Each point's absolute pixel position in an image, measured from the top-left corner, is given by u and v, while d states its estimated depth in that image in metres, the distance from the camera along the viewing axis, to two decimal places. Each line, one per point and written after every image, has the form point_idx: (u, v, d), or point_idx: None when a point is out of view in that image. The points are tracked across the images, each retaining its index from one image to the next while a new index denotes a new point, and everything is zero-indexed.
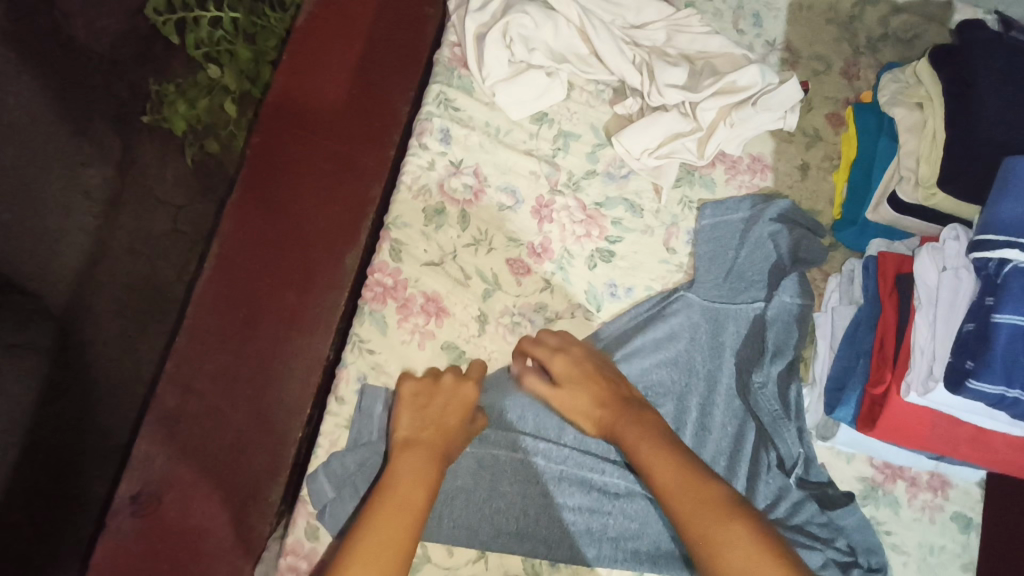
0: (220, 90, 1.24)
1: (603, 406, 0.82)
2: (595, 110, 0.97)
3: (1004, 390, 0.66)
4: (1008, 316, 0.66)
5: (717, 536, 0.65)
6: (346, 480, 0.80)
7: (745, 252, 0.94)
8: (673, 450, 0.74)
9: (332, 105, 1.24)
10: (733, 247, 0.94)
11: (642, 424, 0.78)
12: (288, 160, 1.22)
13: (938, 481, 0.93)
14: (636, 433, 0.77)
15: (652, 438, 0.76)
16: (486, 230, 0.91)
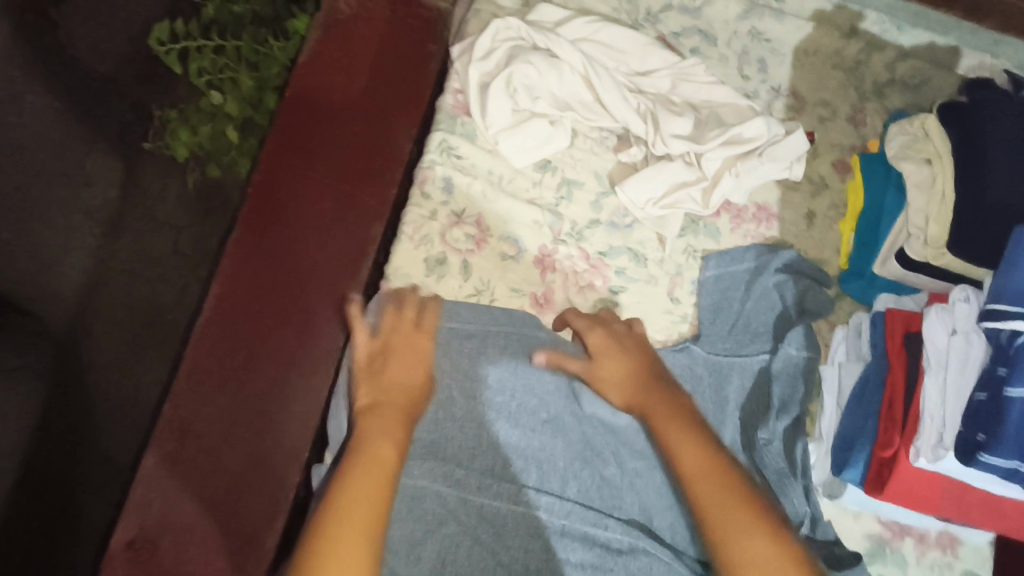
0: (222, 117, 1.24)
1: (629, 385, 0.77)
2: (599, 158, 0.96)
3: (1016, 464, 0.65)
4: (1021, 390, 0.64)
5: (731, 522, 0.59)
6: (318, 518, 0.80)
7: (752, 304, 0.92)
8: (704, 441, 0.66)
9: (334, 141, 1.22)
10: (739, 298, 0.92)
11: (672, 405, 0.72)
12: (290, 197, 1.19)
13: (947, 539, 0.91)
14: (664, 415, 0.71)
15: (673, 416, 0.70)
16: (488, 280, 0.90)
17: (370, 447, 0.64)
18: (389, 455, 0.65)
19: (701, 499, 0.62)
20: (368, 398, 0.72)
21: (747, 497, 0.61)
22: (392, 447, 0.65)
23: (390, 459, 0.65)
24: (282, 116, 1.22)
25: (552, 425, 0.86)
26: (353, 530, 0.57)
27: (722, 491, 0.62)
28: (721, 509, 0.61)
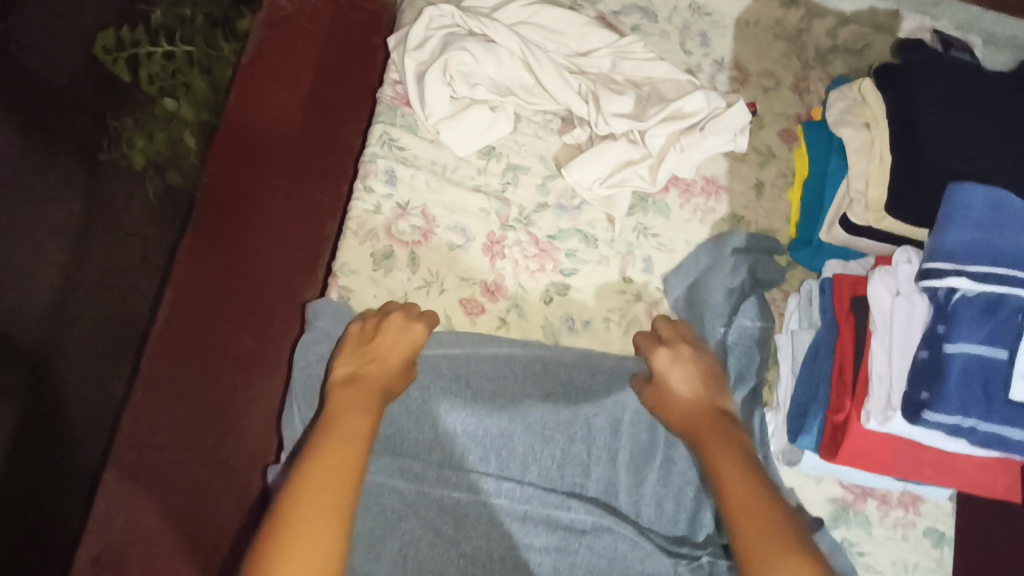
0: (178, 122, 1.17)
1: (694, 411, 0.80)
2: (545, 141, 0.96)
3: (961, 419, 0.65)
4: (960, 346, 0.64)
5: (767, 555, 0.62)
6: None
7: (721, 273, 0.91)
8: (752, 477, 0.70)
9: (283, 142, 1.22)
10: (716, 268, 0.92)
11: (727, 438, 0.76)
12: (243, 207, 1.19)
13: (909, 497, 0.93)
14: (717, 447, 0.75)
15: (732, 456, 0.73)
16: (437, 271, 0.89)
17: (344, 419, 0.70)
18: (361, 428, 0.70)
19: (743, 526, 0.65)
20: (349, 371, 0.77)
21: (785, 540, 0.63)
22: (364, 421, 0.70)
23: (363, 430, 0.70)
24: (229, 120, 1.22)
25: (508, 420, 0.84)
26: (317, 512, 0.60)
27: (759, 514, 0.66)
28: (756, 537, 0.64)
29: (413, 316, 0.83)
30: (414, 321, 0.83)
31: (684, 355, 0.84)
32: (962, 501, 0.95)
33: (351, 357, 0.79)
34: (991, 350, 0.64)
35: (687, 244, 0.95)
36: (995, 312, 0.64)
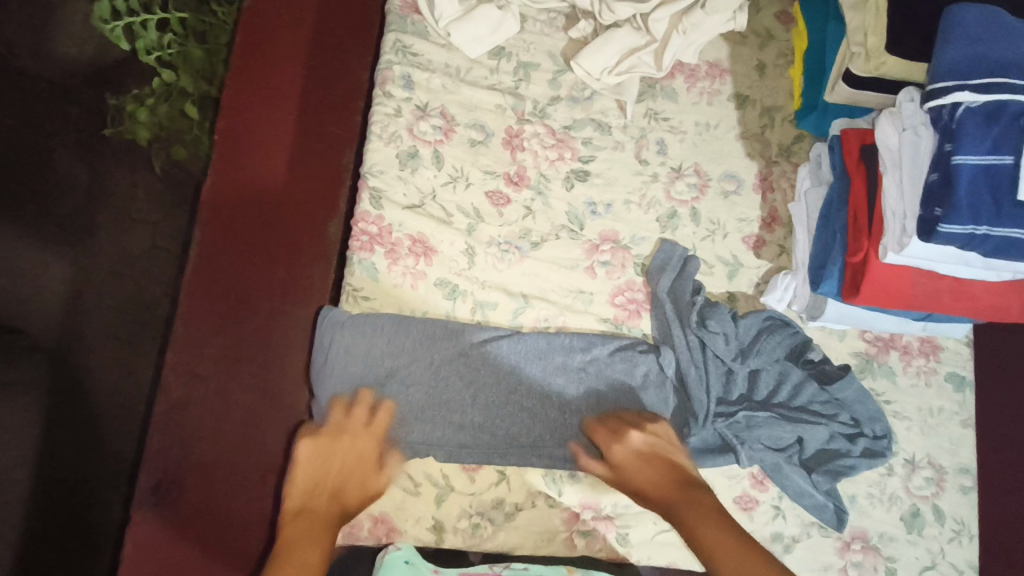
0: (179, 94, 1.12)
1: (664, 487, 0.78)
2: (551, 38, 0.98)
3: (973, 229, 0.69)
4: (967, 157, 0.68)
5: None
6: None
7: (683, 299, 0.89)
8: (737, 536, 0.71)
9: (301, 55, 1.14)
10: (673, 323, 0.89)
11: (705, 507, 0.75)
12: (265, 123, 1.10)
13: (929, 346, 0.97)
14: (695, 517, 0.74)
15: (712, 518, 0.73)
16: (461, 167, 0.92)
17: (295, 552, 0.69)
18: (314, 556, 0.69)
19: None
20: (298, 504, 0.76)
21: None
22: (317, 553, 0.69)
23: (316, 558, 0.69)
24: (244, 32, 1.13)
25: (548, 337, 0.87)
26: None
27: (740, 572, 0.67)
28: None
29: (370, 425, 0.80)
30: (368, 436, 0.80)
31: (634, 440, 0.80)
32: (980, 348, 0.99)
33: (303, 483, 0.77)
34: (997, 156, 0.68)
35: (697, 125, 0.98)
36: (997, 120, 0.68)
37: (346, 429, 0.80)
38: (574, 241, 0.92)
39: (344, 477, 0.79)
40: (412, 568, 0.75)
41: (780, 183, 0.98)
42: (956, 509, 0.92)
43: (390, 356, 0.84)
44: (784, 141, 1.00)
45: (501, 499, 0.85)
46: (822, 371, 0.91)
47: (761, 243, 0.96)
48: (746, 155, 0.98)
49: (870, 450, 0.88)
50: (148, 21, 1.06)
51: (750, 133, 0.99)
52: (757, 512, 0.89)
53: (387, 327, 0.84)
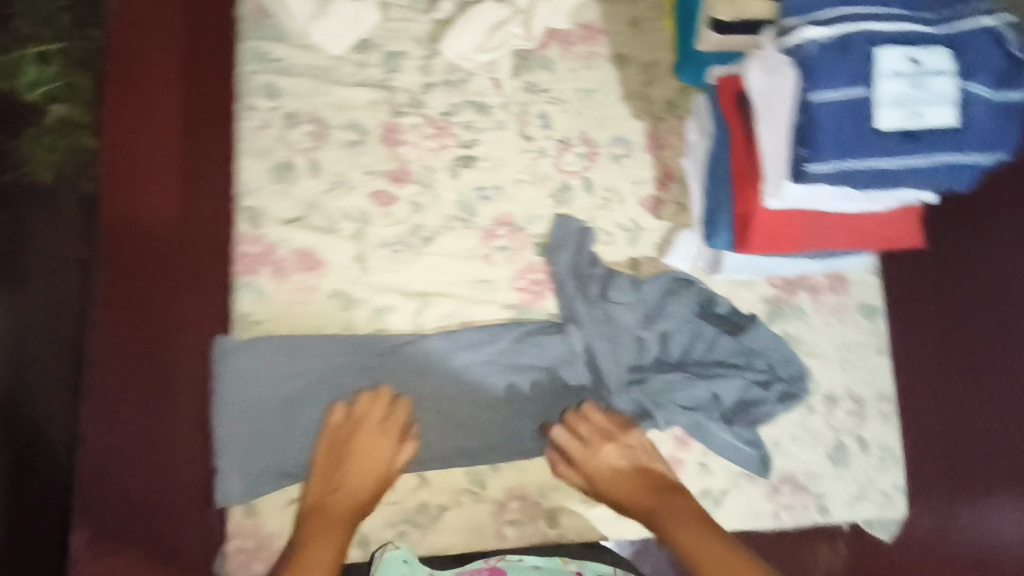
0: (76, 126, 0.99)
1: (634, 496, 0.80)
2: (416, 23, 0.94)
3: (839, 164, 0.68)
4: (824, 94, 0.66)
5: None
6: (256, 474, 0.79)
7: (580, 270, 0.89)
8: (709, 539, 0.71)
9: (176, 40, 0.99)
10: (573, 298, 0.88)
11: (683, 512, 0.76)
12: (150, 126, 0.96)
13: (837, 282, 0.96)
14: (674, 521, 0.75)
15: (689, 523, 0.74)
16: (340, 172, 0.88)
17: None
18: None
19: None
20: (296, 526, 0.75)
21: None
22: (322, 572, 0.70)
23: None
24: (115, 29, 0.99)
25: (449, 335, 0.86)
26: None
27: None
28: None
29: (387, 419, 0.81)
30: (384, 435, 0.79)
31: (610, 451, 0.82)
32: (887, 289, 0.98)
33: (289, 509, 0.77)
34: (854, 89, 0.66)
35: (578, 92, 0.96)
36: (849, 52, 0.66)
37: (370, 415, 0.80)
38: (468, 229, 0.89)
39: (362, 465, 0.79)
40: (411, 566, 0.76)
41: (669, 138, 0.97)
42: (878, 436, 0.93)
43: (288, 377, 0.82)
44: (668, 96, 0.98)
45: (425, 502, 0.84)
46: (731, 323, 0.91)
47: (658, 204, 0.94)
48: (631, 116, 0.97)
49: (785, 394, 0.89)
50: (23, 57, 0.99)
51: (631, 93, 0.97)
52: (685, 473, 0.89)
53: (281, 352, 0.82)
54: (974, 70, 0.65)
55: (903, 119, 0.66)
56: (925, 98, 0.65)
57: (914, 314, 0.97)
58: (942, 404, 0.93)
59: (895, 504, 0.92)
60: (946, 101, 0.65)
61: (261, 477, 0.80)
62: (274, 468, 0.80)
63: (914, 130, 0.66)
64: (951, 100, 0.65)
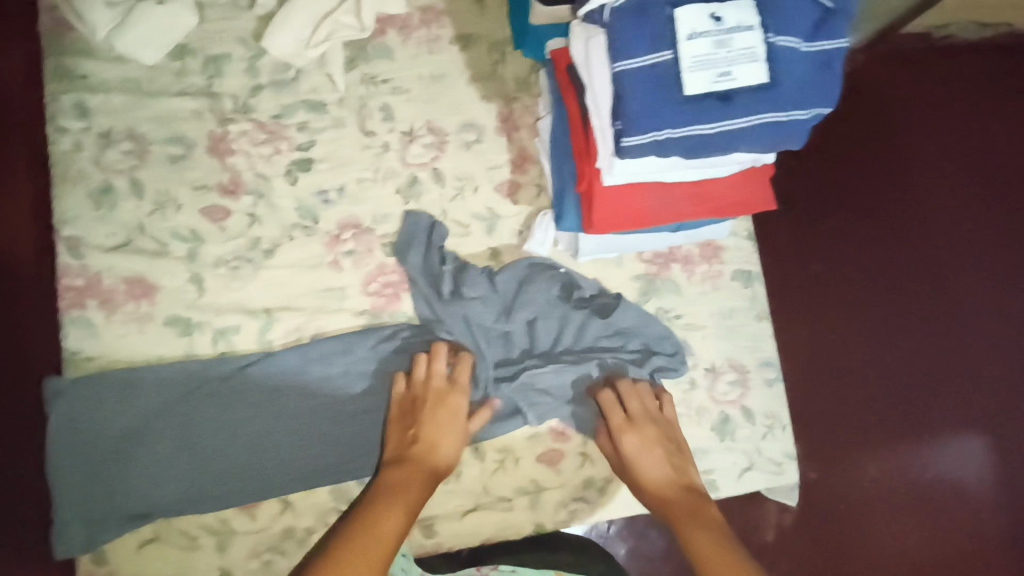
0: None
1: (669, 489, 0.80)
2: (237, 21, 0.88)
3: (656, 135, 0.63)
4: (627, 62, 0.62)
5: None
6: (97, 521, 0.74)
7: (430, 267, 0.84)
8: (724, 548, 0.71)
9: None
10: (425, 298, 0.84)
11: (704, 519, 0.76)
12: None
13: (711, 250, 0.93)
14: (690, 524, 0.75)
15: (708, 530, 0.74)
16: (166, 190, 0.83)
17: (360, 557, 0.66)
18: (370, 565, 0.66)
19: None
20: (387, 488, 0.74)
21: None
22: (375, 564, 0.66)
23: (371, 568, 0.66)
24: None
25: (297, 351, 0.81)
26: None
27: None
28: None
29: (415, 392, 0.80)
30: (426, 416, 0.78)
31: (648, 429, 0.82)
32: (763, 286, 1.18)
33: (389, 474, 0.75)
34: (658, 53, 0.61)
35: (421, 79, 0.90)
36: (646, 14, 0.61)
37: (422, 394, 0.80)
38: (310, 237, 0.85)
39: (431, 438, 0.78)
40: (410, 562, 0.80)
41: (524, 119, 0.91)
42: (766, 404, 0.91)
43: (127, 412, 0.77)
44: (520, 74, 0.92)
45: (291, 527, 0.80)
46: (593, 301, 0.87)
47: (516, 188, 0.90)
48: (482, 99, 0.91)
49: (671, 364, 0.86)
50: None
51: (482, 75, 0.91)
52: (565, 464, 0.86)
53: (114, 388, 0.77)
54: (781, 22, 0.61)
55: (711, 81, 0.62)
56: (730, 56, 0.61)
57: (783, 308, 1.18)
58: (820, 389, 1.15)
59: (786, 473, 0.90)
60: (752, 58, 0.61)
61: (103, 523, 0.75)
62: (118, 512, 0.75)
63: (727, 92, 0.62)
64: (757, 56, 0.61)
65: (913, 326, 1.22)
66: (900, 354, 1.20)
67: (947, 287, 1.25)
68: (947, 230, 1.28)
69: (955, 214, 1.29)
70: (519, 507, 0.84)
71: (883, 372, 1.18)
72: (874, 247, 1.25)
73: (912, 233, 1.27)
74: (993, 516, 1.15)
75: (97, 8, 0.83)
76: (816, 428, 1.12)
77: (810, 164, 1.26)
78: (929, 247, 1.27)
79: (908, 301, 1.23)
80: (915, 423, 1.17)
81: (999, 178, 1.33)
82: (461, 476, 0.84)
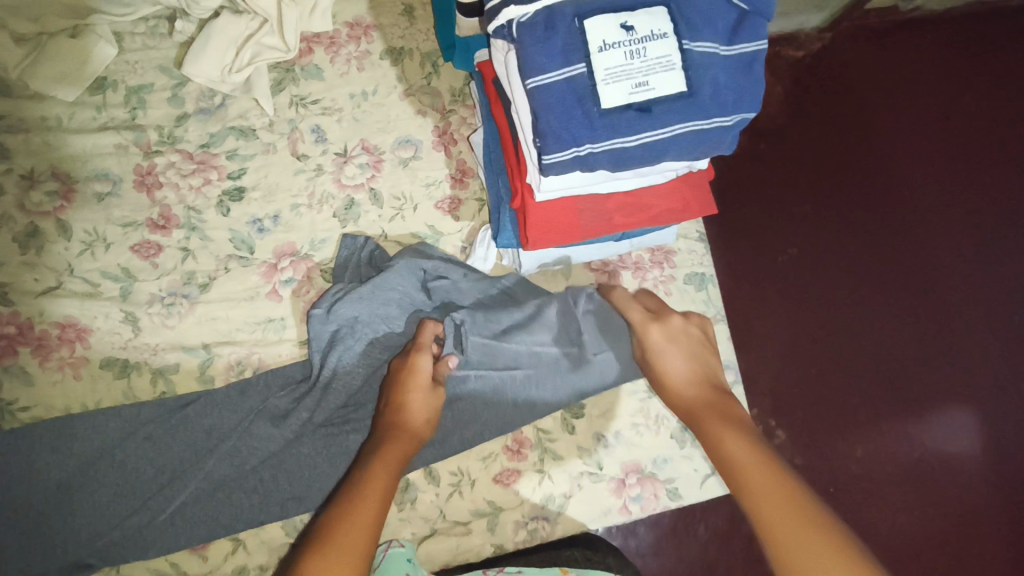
0: None
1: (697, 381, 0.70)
2: (159, 50, 0.86)
3: (576, 150, 0.61)
4: (538, 79, 0.59)
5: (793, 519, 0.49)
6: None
7: (388, 280, 0.79)
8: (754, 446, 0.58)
9: None
10: (366, 310, 0.79)
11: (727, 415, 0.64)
12: None
13: (661, 255, 0.92)
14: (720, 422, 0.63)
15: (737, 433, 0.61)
16: (95, 229, 0.81)
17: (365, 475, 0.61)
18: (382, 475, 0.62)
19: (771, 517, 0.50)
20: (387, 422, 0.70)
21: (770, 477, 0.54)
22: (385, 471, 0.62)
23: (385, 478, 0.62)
24: None
25: (240, 383, 0.80)
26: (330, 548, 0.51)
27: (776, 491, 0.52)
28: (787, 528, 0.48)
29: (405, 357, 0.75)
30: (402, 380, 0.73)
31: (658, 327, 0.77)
32: (721, 279, 1.15)
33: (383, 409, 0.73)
34: (571, 67, 0.59)
35: (353, 97, 0.88)
36: (554, 27, 0.59)
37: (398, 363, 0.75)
38: (247, 267, 0.83)
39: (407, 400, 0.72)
40: (415, 565, 0.71)
41: (461, 132, 0.90)
42: None
43: (66, 461, 0.74)
44: (455, 85, 0.91)
45: (243, 566, 0.77)
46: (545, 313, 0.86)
47: (457, 204, 0.88)
48: (416, 114, 0.89)
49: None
50: None
51: (415, 88, 0.90)
52: (521, 484, 0.84)
53: (49, 436, 0.75)
54: (693, 28, 0.60)
55: (628, 92, 0.60)
56: (645, 66, 0.59)
57: (754, 296, 1.15)
58: (799, 382, 1.12)
59: None
60: (668, 66, 0.60)
61: None
62: (59, 564, 0.72)
63: (645, 102, 0.60)
64: (673, 64, 0.59)
65: (894, 303, 1.20)
66: (880, 334, 1.18)
67: (925, 262, 1.23)
68: (922, 203, 1.26)
69: (928, 186, 1.27)
70: (476, 530, 0.82)
71: (863, 352, 1.16)
72: (847, 227, 1.22)
73: (885, 209, 1.25)
74: (983, 491, 1.12)
75: (5, 43, 0.79)
76: (799, 418, 1.11)
77: (777, 147, 1.24)
78: (904, 222, 1.24)
79: (885, 278, 1.21)
80: (896, 402, 1.14)
81: (971, 147, 1.31)
82: (416, 502, 0.82)
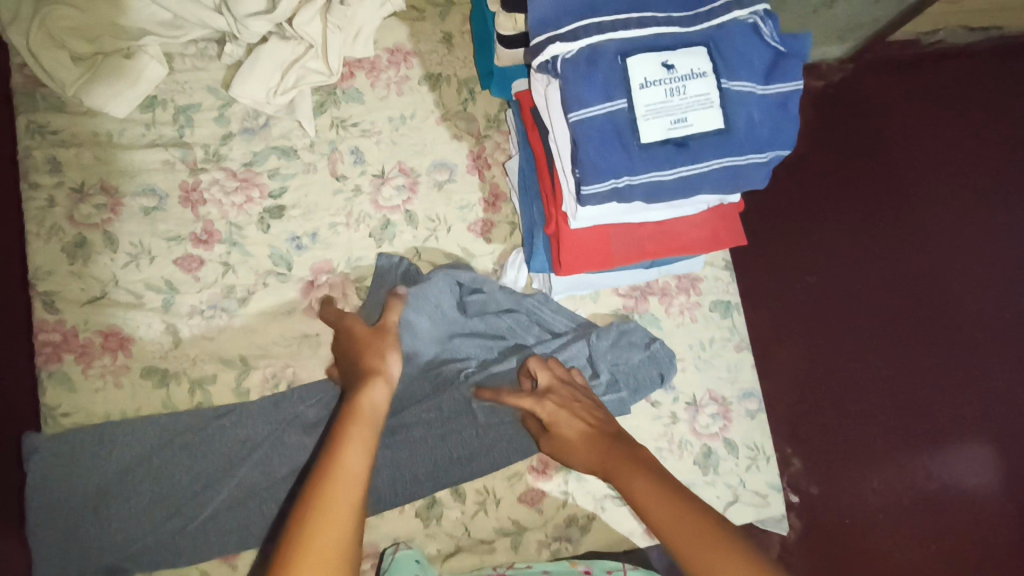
0: None
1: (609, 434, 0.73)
2: (207, 71, 0.90)
3: (614, 181, 0.62)
4: (580, 112, 0.61)
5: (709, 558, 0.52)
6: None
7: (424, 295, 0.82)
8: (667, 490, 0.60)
9: None
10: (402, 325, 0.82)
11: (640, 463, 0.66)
12: None
13: (688, 282, 0.93)
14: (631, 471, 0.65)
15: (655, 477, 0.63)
16: (140, 242, 0.83)
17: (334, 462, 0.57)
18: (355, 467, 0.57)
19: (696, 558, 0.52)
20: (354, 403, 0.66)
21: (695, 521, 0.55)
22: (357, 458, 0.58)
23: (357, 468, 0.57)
24: None
25: (275, 397, 0.82)
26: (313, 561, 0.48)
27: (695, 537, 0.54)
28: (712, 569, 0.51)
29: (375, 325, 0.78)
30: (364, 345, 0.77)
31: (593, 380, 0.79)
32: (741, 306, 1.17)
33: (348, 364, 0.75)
34: (612, 103, 0.61)
35: (391, 121, 0.91)
36: (597, 63, 0.61)
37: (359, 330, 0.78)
38: (284, 283, 0.85)
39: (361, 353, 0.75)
40: (422, 567, 0.76)
41: (495, 157, 0.93)
42: (748, 435, 0.90)
43: (105, 467, 0.76)
44: (490, 111, 0.94)
45: None
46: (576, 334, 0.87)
47: (489, 227, 0.90)
48: (452, 138, 0.92)
49: (664, 350, 0.85)
50: None
51: (451, 113, 0.93)
52: (546, 502, 0.85)
53: (90, 443, 0.77)
54: (731, 67, 0.62)
55: (667, 128, 0.62)
56: (683, 103, 0.62)
57: (774, 323, 1.17)
58: (818, 410, 1.13)
59: (771, 504, 0.88)
60: (706, 103, 0.62)
61: None
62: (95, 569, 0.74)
63: (682, 138, 0.62)
64: (711, 101, 0.62)
65: (914, 333, 1.20)
66: (898, 364, 1.18)
67: (946, 296, 1.23)
68: (943, 234, 1.27)
69: (950, 220, 1.28)
70: (500, 548, 0.83)
71: (882, 381, 1.17)
72: (868, 256, 1.23)
73: (907, 242, 1.26)
74: (1003, 529, 1.12)
75: (64, 63, 0.83)
76: (818, 445, 1.11)
77: (799, 176, 1.26)
78: (925, 255, 1.25)
79: (905, 309, 1.21)
80: (914, 431, 1.15)
81: (993, 182, 1.32)
82: (441, 519, 0.82)
